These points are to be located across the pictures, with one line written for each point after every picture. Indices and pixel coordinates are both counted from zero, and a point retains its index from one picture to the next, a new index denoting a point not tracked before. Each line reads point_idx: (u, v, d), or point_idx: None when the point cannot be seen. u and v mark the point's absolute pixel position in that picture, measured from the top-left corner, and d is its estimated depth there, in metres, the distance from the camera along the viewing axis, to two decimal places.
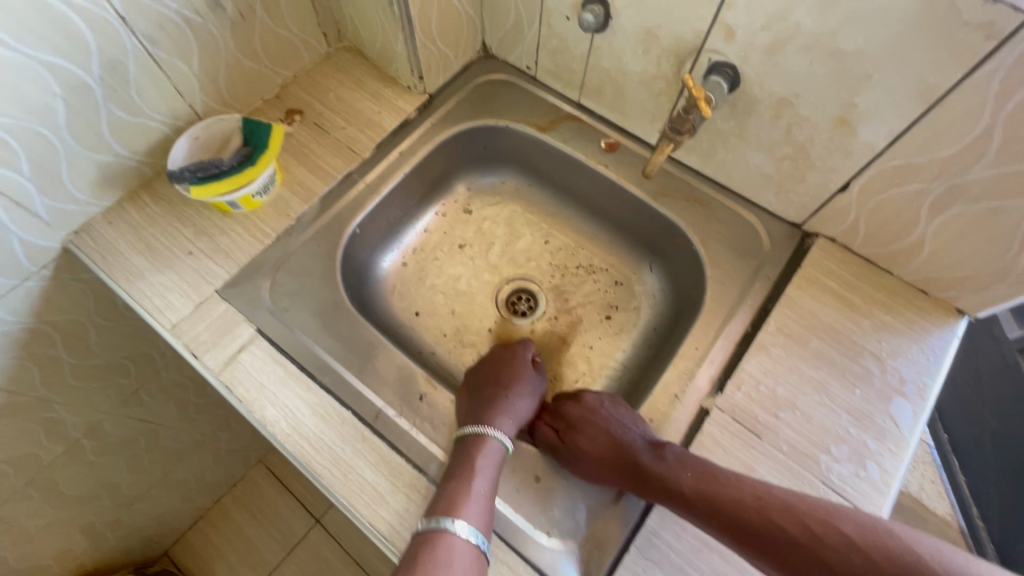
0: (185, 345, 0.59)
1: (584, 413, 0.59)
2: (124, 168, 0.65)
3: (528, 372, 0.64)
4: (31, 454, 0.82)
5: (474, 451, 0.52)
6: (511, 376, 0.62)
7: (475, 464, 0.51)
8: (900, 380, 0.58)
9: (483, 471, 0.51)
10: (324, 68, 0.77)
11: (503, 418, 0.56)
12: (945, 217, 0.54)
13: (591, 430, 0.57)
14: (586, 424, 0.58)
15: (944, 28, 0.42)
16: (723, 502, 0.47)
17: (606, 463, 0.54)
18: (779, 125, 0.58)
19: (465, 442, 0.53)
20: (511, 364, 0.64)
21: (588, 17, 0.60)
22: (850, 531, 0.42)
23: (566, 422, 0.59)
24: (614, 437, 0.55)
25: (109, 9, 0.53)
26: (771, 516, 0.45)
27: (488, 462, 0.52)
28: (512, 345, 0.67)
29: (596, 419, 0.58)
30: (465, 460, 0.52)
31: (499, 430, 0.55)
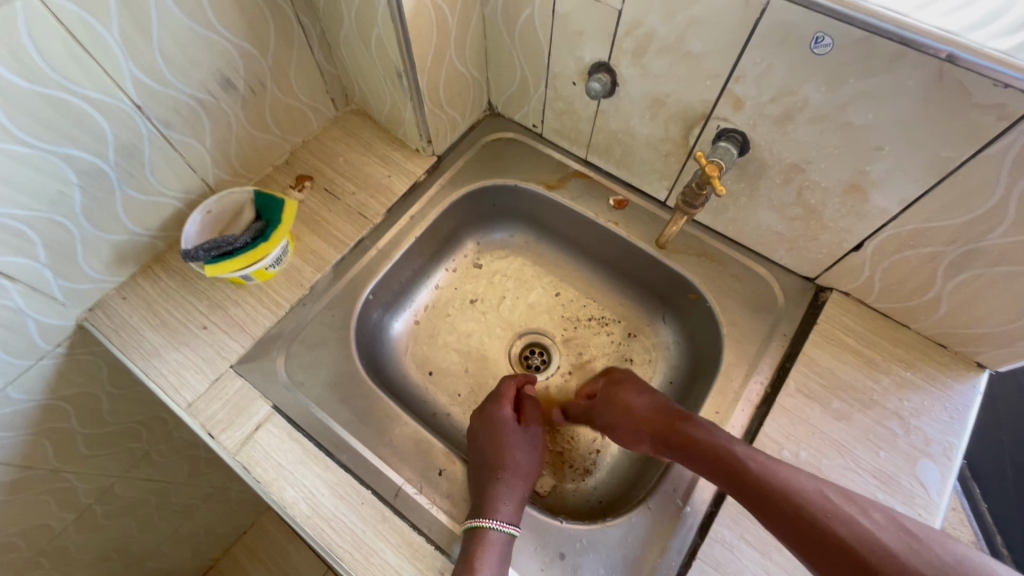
0: (201, 425, 0.59)
1: (640, 383, 0.63)
2: (138, 244, 0.65)
3: (514, 433, 0.61)
4: (42, 525, 0.81)
5: (475, 548, 0.49)
6: (497, 446, 0.59)
7: (475, 562, 0.48)
8: (925, 440, 0.57)
9: (484, 566, 0.48)
10: (334, 132, 0.78)
11: (506, 500, 0.53)
12: (962, 278, 0.54)
13: (644, 398, 0.60)
14: (639, 390, 0.61)
15: (955, 108, 0.43)
16: (771, 472, 0.47)
17: (653, 424, 0.57)
18: (790, 188, 0.58)
19: (466, 541, 0.51)
20: (494, 431, 0.60)
21: (595, 85, 0.61)
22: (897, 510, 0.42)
23: (619, 389, 0.63)
24: (668, 405, 0.58)
25: (126, 100, 0.53)
26: (825, 496, 0.44)
27: (492, 558, 0.49)
28: (487, 408, 0.63)
29: (652, 390, 0.61)
30: (466, 559, 0.49)
31: (497, 516, 0.51)
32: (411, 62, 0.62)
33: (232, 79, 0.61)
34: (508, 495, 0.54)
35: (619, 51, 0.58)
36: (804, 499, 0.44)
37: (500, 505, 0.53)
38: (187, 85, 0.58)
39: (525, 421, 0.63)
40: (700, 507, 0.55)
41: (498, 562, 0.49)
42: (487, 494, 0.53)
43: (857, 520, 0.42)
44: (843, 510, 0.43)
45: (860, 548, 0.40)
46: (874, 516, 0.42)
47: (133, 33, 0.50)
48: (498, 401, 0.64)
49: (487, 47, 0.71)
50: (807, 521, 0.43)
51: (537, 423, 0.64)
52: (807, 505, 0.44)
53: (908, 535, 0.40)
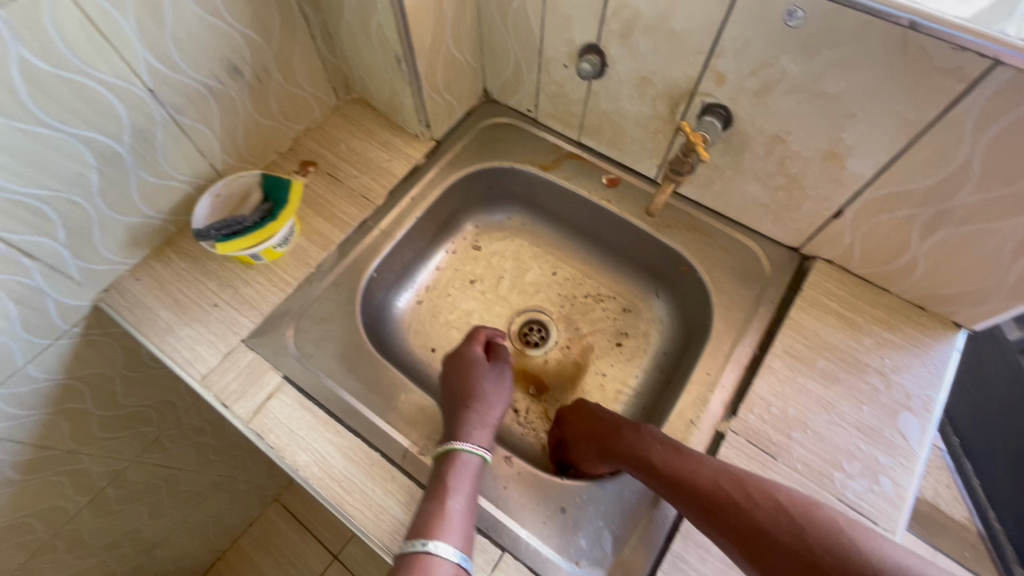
0: (216, 395, 0.61)
1: (578, 403, 0.67)
2: (151, 226, 0.68)
3: (484, 369, 0.65)
4: (58, 506, 0.83)
5: (447, 469, 0.53)
6: (467, 380, 0.63)
7: (449, 481, 0.52)
8: (906, 395, 0.60)
9: (458, 486, 0.52)
10: (335, 119, 0.81)
11: (475, 425, 0.57)
12: (935, 239, 0.57)
13: (579, 417, 0.64)
14: (578, 409, 0.66)
15: (919, 72, 0.46)
16: (681, 474, 0.52)
17: (588, 442, 0.61)
18: (772, 159, 0.61)
19: (439, 462, 0.55)
20: (464, 368, 0.65)
21: (586, 66, 0.64)
22: (786, 501, 0.46)
23: (563, 413, 0.68)
24: (597, 419, 0.62)
25: (140, 85, 0.56)
26: (727, 493, 0.48)
27: (465, 477, 0.53)
28: (458, 349, 0.67)
29: (586, 407, 0.65)
30: (438, 480, 0.53)
31: (469, 440, 0.56)
32: (410, 48, 0.65)
33: (238, 66, 0.64)
34: (476, 421, 0.58)
35: (607, 33, 0.61)
36: (706, 495, 0.49)
37: (468, 430, 0.57)
38: (197, 72, 0.61)
39: (495, 359, 0.67)
40: None
41: (471, 481, 0.54)
42: (460, 420, 0.57)
43: (748, 507, 0.47)
44: (739, 503, 0.47)
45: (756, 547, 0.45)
46: (759, 500, 0.47)
47: (147, 21, 0.53)
48: (468, 342, 0.68)
49: (481, 34, 0.74)
50: (718, 521, 0.48)
51: (507, 362, 0.67)
52: (710, 500, 0.49)
53: (801, 522, 0.44)
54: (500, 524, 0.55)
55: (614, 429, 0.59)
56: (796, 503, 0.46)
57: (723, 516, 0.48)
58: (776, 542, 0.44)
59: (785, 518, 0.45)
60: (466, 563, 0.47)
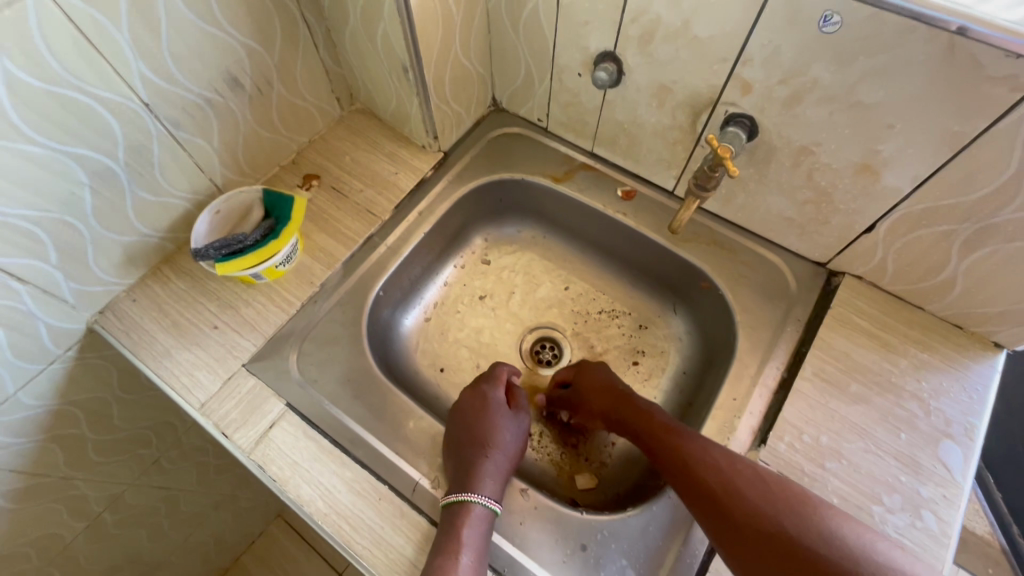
0: (215, 425, 0.58)
1: (593, 365, 0.68)
2: (147, 245, 0.65)
3: (503, 415, 0.61)
4: (53, 534, 0.80)
5: (459, 521, 0.50)
6: (485, 423, 0.59)
7: (460, 535, 0.48)
8: (946, 421, 0.57)
9: (468, 542, 0.48)
10: (339, 131, 0.78)
11: (490, 477, 0.53)
12: (977, 256, 0.53)
13: (592, 380, 0.66)
14: (590, 373, 0.67)
15: (966, 81, 0.43)
16: (674, 442, 0.54)
17: (597, 404, 0.64)
18: (800, 171, 0.58)
19: (450, 512, 0.51)
20: (483, 409, 0.61)
21: (602, 74, 0.61)
22: (764, 473, 0.50)
23: (577, 369, 0.69)
24: (609, 384, 0.64)
25: (135, 99, 0.53)
26: (714, 459, 0.51)
27: (476, 533, 0.50)
28: (480, 386, 0.64)
29: (600, 372, 0.66)
30: (449, 533, 0.49)
31: (484, 494, 0.52)
32: (418, 57, 0.62)
33: (238, 78, 0.62)
34: (492, 472, 0.54)
35: (625, 40, 0.58)
36: (693, 461, 0.52)
37: (484, 481, 0.53)
38: (195, 84, 0.58)
39: (515, 406, 0.64)
40: None
41: (481, 537, 0.50)
42: (477, 469, 0.53)
43: (729, 473, 0.50)
44: (722, 468, 0.50)
45: (727, 504, 0.48)
46: (740, 468, 0.50)
47: (143, 33, 0.50)
48: (491, 381, 0.64)
49: (490, 41, 0.71)
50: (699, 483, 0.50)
51: (525, 410, 0.64)
52: (695, 465, 0.51)
53: (774, 489, 0.48)
54: (517, 563, 0.52)
55: (625, 398, 0.62)
56: (773, 477, 0.49)
57: (707, 479, 0.50)
58: (747, 504, 0.47)
59: (764, 486, 0.48)
60: None
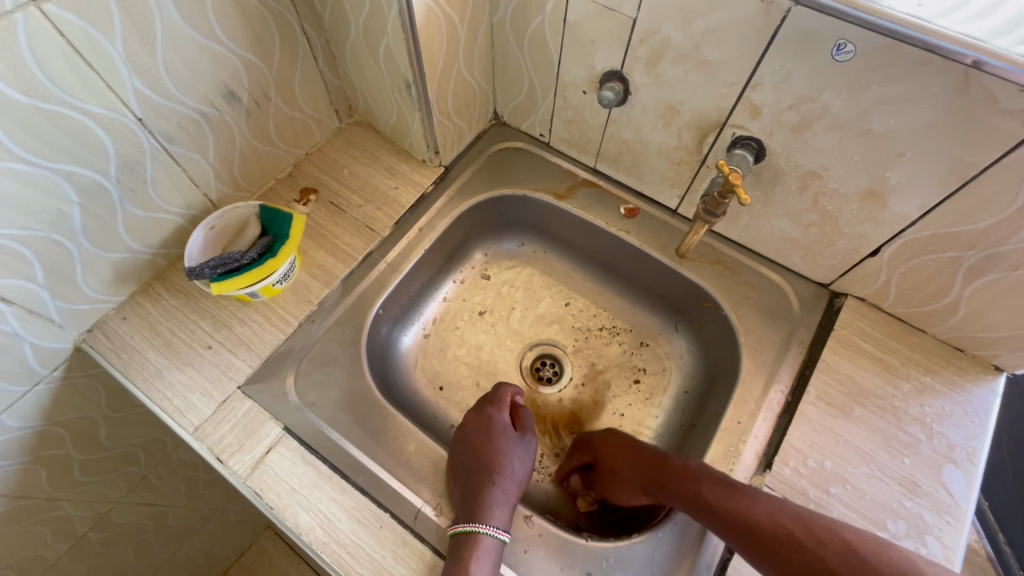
0: (209, 449, 0.56)
1: (607, 438, 0.64)
2: (139, 262, 0.63)
3: (510, 439, 0.61)
4: (36, 555, 0.78)
5: (468, 553, 0.48)
6: (492, 449, 0.59)
7: (470, 566, 0.47)
8: (948, 446, 0.57)
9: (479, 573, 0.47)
10: (337, 143, 0.77)
11: (499, 505, 0.53)
12: (981, 282, 0.54)
13: (616, 449, 0.62)
14: (610, 446, 0.63)
15: (979, 113, 0.42)
16: (729, 507, 0.49)
17: (631, 474, 0.58)
18: (806, 195, 0.58)
19: (459, 543, 0.50)
20: (489, 433, 0.60)
21: (609, 94, 0.60)
22: (855, 540, 0.43)
23: (595, 446, 0.65)
24: (638, 451, 0.60)
25: (128, 114, 0.52)
26: (785, 530, 0.46)
27: (486, 563, 0.48)
28: (484, 410, 0.63)
29: (622, 440, 0.62)
30: (458, 565, 0.48)
31: (493, 523, 0.51)
32: (421, 73, 0.61)
33: (235, 91, 0.60)
34: (501, 500, 0.53)
35: (633, 59, 0.58)
36: (760, 532, 0.47)
37: (493, 510, 0.52)
38: (190, 99, 0.56)
39: (521, 428, 0.63)
40: None
41: (491, 568, 0.49)
42: (485, 497, 0.53)
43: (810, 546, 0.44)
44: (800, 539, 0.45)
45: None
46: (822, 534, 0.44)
47: (137, 47, 0.48)
48: (495, 405, 0.64)
49: (494, 56, 0.70)
50: (774, 559, 0.45)
51: (532, 431, 0.63)
52: (765, 538, 0.46)
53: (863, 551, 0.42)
54: None
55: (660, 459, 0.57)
56: (867, 542, 0.43)
57: (786, 553, 0.45)
58: None
59: (858, 559, 0.42)
60: None
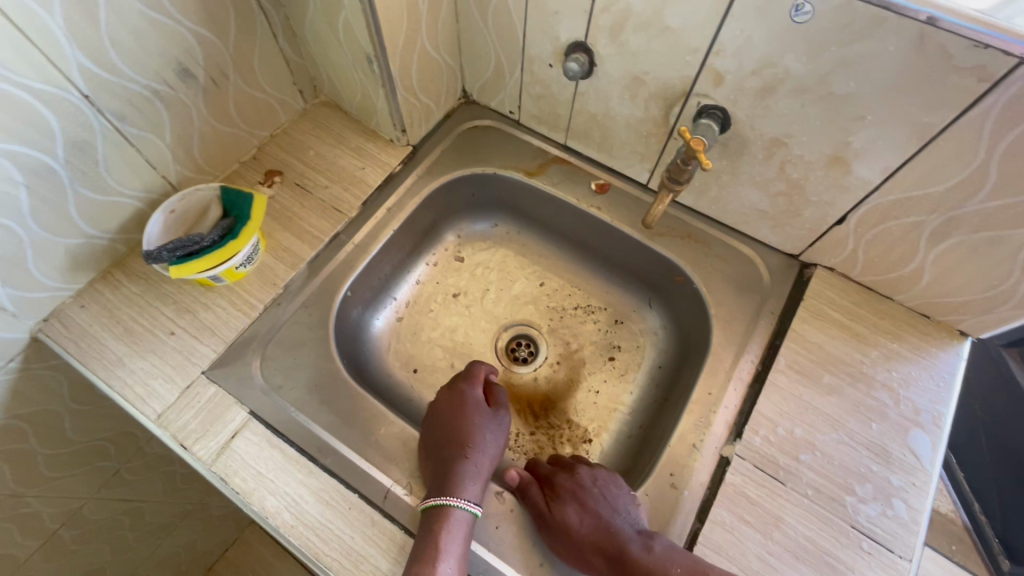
0: (173, 436, 0.55)
1: (576, 483, 0.55)
2: (96, 248, 0.61)
3: (482, 413, 0.60)
4: (4, 553, 0.76)
5: (439, 526, 0.48)
6: (464, 425, 0.58)
7: (440, 538, 0.47)
8: (915, 410, 0.57)
9: (450, 547, 0.47)
10: (302, 124, 0.75)
11: (471, 479, 0.52)
12: (944, 246, 0.54)
13: (572, 507, 0.52)
14: (578, 494, 0.53)
15: (936, 72, 0.42)
16: None
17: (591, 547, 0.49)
18: (773, 163, 0.58)
19: (430, 515, 0.49)
20: (461, 409, 0.60)
21: (573, 65, 0.59)
22: None
23: (555, 483, 0.55)
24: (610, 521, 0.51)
25: (72, 90, 0.50)
26: None
27: (456, 536, 0.48)
28: (457, 386, 0.63)
29: (572, 509, 0.52)
30: (429, 538, 0.47)
31: (465, 496, 0.50)
32: (382, 47, 0.59)
33: (189, 68, 0.58)
34: (473, 474, 0.53)
35: (596, 29, 0.57)
36: None
37: (465, 483, 0.51)
38: (141, 76, 0.54)
39: (494, 404, 0.62)
40: (695, 492, 0.55)
41: (462, 540, 0.48)
42: (456, 472, 0.52)
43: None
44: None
45: None
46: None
47: (79, 19, 0.47)
48: (468, 381, 0.63)
49: (459, 30, 0.69)
50: None
51: (506, 406, 0.63)
52: None
53: None
54: (492, 568, 0.51)
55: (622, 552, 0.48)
56: None
57: None
58: None
59: None
60: None
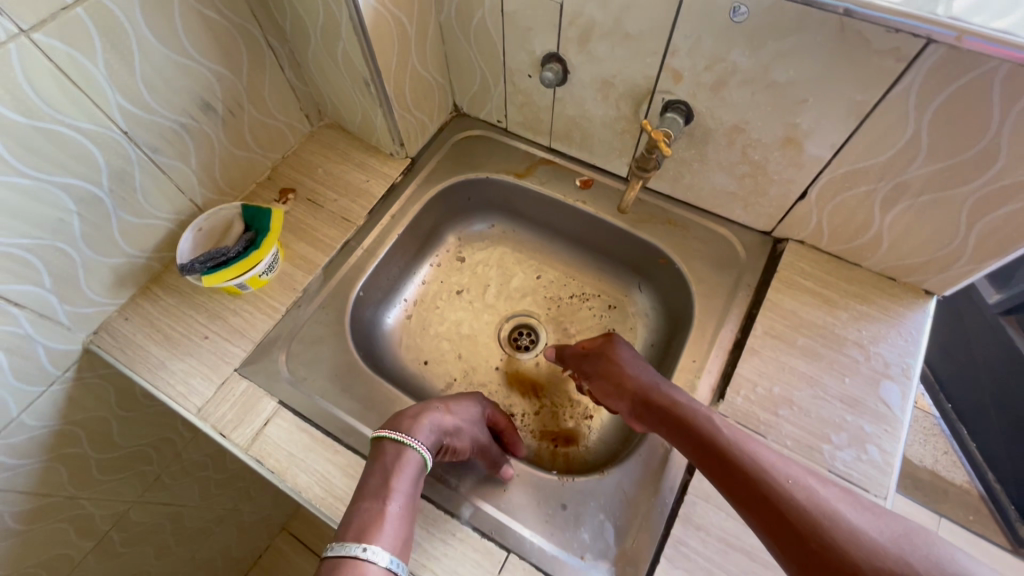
0: (213, 426, 0.62)
1: (612, 345, 0.66)
2: (135, 266, 0.69)
3: (471, 399, 0.63)
4: (61, 553, 0.83)
5: (388, 460, 0.53)
6: (450, 397, 0.62)
7: (388, 475, 0.52)
8: (885, 364, 0.62)
9: (394, 484, 0.51)
10: (310, 145, 0.83)
11: (429, 428, 0.56)
12: (896, 211, 0.59)
13: (609, 362, 0.65)
14: (612, 350, 0.66)
15: (860, 56, 0.48)
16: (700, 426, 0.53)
17: (626, 386, 0.62)
18: (735, 148, 0.64)
19: (383, 447, 0.54)
20: (456, 390, 0.64)
21: (549, 75, 0.66)
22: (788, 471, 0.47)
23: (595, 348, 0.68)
24: (637, 370, 0.62)
25: (114, 127, 0.58)
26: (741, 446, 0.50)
27: (402, 474, 0.52)
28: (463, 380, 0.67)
29: (628, 352, 0.65)
30: (379, 470, 0.53)
31: (419, 440, 0.54)
32: (377, 72, 0.67)
33: (210, 102, 0.66)
34: (433, 424, 0.56)
35: (566, 41, 0.64)
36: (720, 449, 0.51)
37: (421, 428, 0.55)
38: (169, 111, 0.62)
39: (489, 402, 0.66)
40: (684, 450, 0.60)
41: (406, 479, 0.52)
42: (418, 417, 0.57)
43: (829, 558, 0.40)
44: (773, 503, 0.45)
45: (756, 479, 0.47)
46: (792, 495, 0.45)
47: (117, 67, 0.55)
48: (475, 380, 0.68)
49: (446, 50, 0.76)
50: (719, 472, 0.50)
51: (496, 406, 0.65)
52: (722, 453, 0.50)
53: None
54: (503, 525, 0.56)
55: (652, 386, 0.59)
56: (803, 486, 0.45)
57: (729, 469, 0.49)
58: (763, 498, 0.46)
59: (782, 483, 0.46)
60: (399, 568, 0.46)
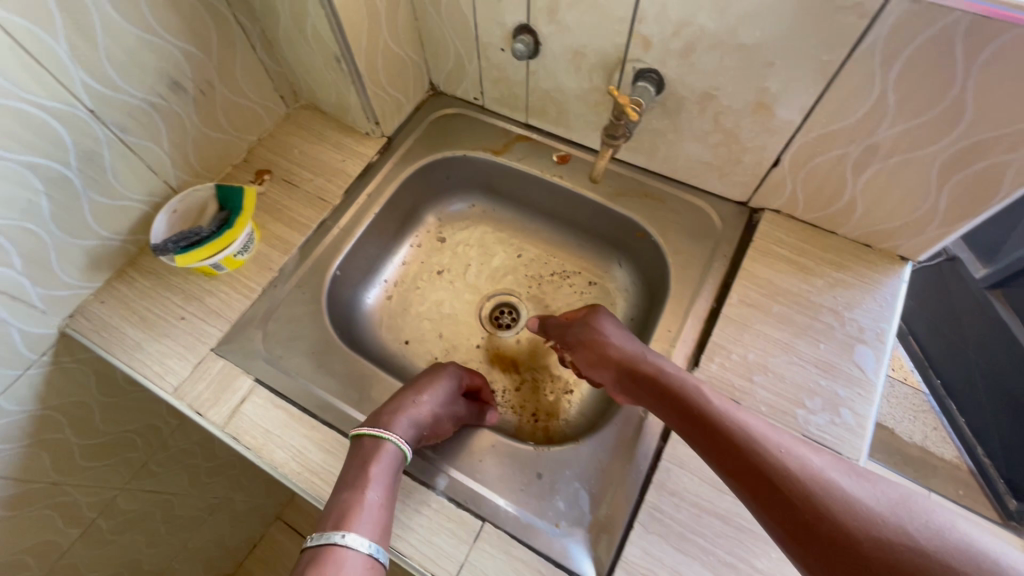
0: (189, 405, 0.62)
1: (596, 316, 0.66)
2: (109, 248, 0.69)
3: (451, 382, 0.62)
4: (50, 540, 0.83)
5: (368, 453, 0.53)
6: (428, 382, 0.61)
7: (368, 466, 0.52)
8: (859, 328, 0.62)
9: (375, 475, 0.51)
10: (286, 127, 0.82)
11: (406, 421, 0.55)
12: (867, 174, 0.59)
13: (591, 333, 0.65)
14: (594, 321, 0.66)
15: (824, 13, 0.48)
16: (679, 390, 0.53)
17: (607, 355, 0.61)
18: (707, 116, 0.63)
19: (362, 442, 0.54)
20: (435, 373, 0.63)
21: (520, 46, 0.66)
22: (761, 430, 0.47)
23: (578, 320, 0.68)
24: (620, 339, 0.62)
25: (80, 106, 0.57)
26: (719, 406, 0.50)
27: (383, 465, 0.52)
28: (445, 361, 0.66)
29: (611, 322, 0.65)
30: (359, 462, 0.52)
31: (397, 433, 0.54)
32: (347, 47, 0.66)
33: (180, 81, 0.66)
34: (410, 417, 0.56)
35: (536, 11, 0.63)
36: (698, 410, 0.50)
37: (398, 422, 0.55)
38: (137, 90, 0.62)
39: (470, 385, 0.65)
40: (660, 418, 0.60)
41: (387, 471, 0.52)
42: (395, 411, 0.56)
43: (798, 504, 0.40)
44: (747, 459, 0.45)
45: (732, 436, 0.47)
46: (767, 452, 0.44)
47: (80, 43, 0.54)
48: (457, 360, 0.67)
49: (419, 26, 0.75)
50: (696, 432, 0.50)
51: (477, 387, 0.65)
52: (699, 414, 0.50)
53: None
54: (479, 495, 0.57)
55: (635, 354, 0.59)
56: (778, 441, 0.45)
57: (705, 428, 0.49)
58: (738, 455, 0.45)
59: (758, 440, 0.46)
60: (378, 554, 0.46)
